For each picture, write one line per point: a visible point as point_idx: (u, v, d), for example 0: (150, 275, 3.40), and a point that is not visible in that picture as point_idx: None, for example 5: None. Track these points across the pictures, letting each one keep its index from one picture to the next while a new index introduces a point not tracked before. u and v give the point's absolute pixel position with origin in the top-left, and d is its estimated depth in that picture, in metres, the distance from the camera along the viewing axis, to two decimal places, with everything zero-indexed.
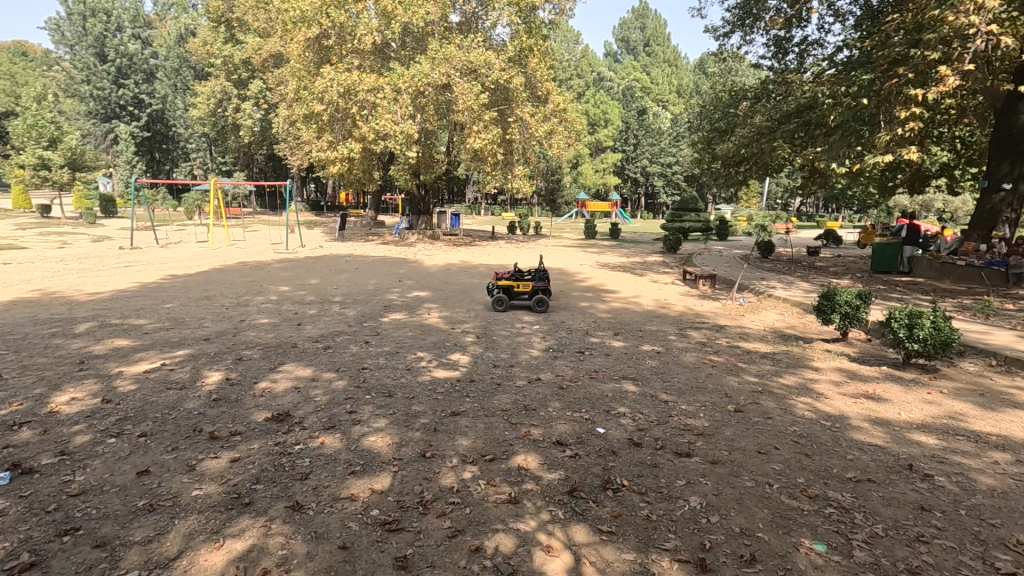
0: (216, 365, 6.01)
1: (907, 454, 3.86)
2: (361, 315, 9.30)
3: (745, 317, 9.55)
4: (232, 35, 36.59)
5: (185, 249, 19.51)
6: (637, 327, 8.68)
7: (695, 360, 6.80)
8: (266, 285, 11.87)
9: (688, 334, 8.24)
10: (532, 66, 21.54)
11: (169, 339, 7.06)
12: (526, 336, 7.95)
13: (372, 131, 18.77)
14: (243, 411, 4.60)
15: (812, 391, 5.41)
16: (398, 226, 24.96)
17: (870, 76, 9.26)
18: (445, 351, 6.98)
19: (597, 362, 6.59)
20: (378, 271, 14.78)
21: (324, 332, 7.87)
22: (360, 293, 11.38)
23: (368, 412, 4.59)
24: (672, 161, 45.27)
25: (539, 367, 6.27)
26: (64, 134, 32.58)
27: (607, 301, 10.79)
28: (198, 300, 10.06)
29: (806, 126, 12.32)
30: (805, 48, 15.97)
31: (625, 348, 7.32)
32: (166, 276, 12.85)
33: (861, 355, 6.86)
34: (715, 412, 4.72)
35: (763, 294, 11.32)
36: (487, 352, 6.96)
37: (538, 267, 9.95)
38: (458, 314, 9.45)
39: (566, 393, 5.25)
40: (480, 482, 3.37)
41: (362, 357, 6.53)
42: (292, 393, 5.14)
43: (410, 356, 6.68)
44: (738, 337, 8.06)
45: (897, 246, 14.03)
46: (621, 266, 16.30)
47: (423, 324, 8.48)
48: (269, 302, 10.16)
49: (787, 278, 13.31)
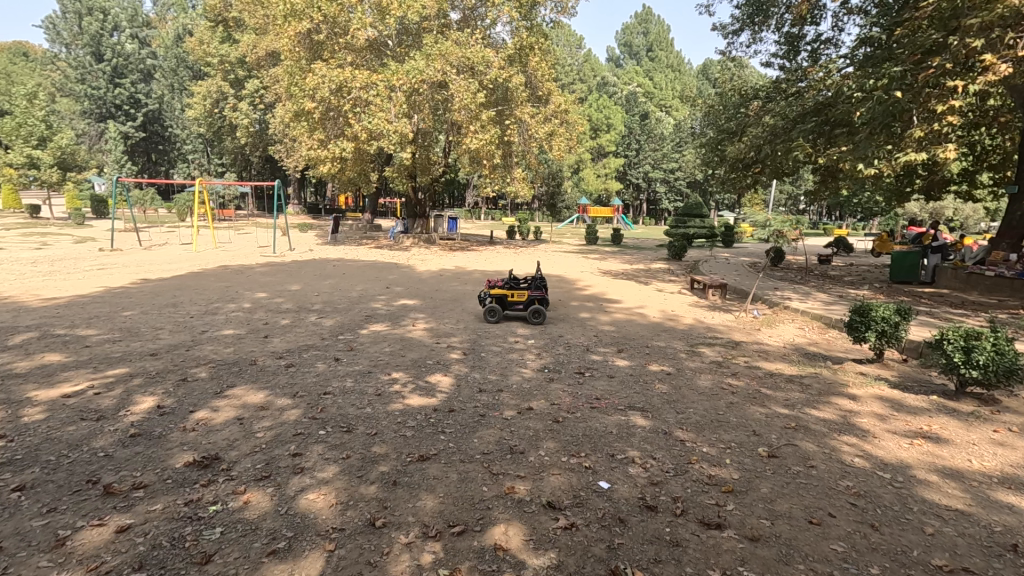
0: (153, 387, 5.13)
1: (1001, 525, 2.99)
2: (339, 326, 8.42)
3: (761, 332, 8.66)
4: (229, 36, 36.05)
5: (168, 251, 18.69)
6: (643, 342, 7.79)
7: (710, 384, 5.92)
8: (241, 291, 11.02)
9: (701, 352, 7.35)
10: (532, 65, 20.90)
11: (110, 354, 6.18)
12: (519, 352, 7.07)
13: (364, 129, 17.93)
14: (164, 452, 3.73)
15: (856, 429, 4.53)
16: (393, 229, 24.07)
17: (902, 67, 8.32)
18: (425, 371, 6.09)
19: (599, 386, 5.69)
20: (367, 276, 13.93)
21: (292, 347, 7.00)
22: (342, 301, 10.50)
23: (315, 456, 3.72)
24: (675, 167, 44.53)
25: (531, 393, 5.39)
26: (55, 134, 31.82)
27: (609, 312, 9.91)
28: (163, 307, 9.21)
29: (827, 126, 11.43)
30: (818, 47, 15.20)
31: (631, 369, 6.44)
32: (139, 280, 12.05)
33: (902, 380, 5.98)
34: (743, 457, 3.87)
35: (779, 306, 10.42)
36: (473, 373, 6.10)
37: (534, 275, 9.11)
38: (445, 325, 8.57)
39: (562, 429, 4.37)
40: (442, 572, 2.51)
41: (327, 379, 5.64)
42: (233, 426, 4.27)
43: (382, 377, 5.79)
44: (757, 356, 7.17)
45: (919, 255, 13.17)
46: (624, 273, 15.46)
47: (405, 338, 7.61)
48: (239, 310, 9.28)
49: (802, 288, 12.43)
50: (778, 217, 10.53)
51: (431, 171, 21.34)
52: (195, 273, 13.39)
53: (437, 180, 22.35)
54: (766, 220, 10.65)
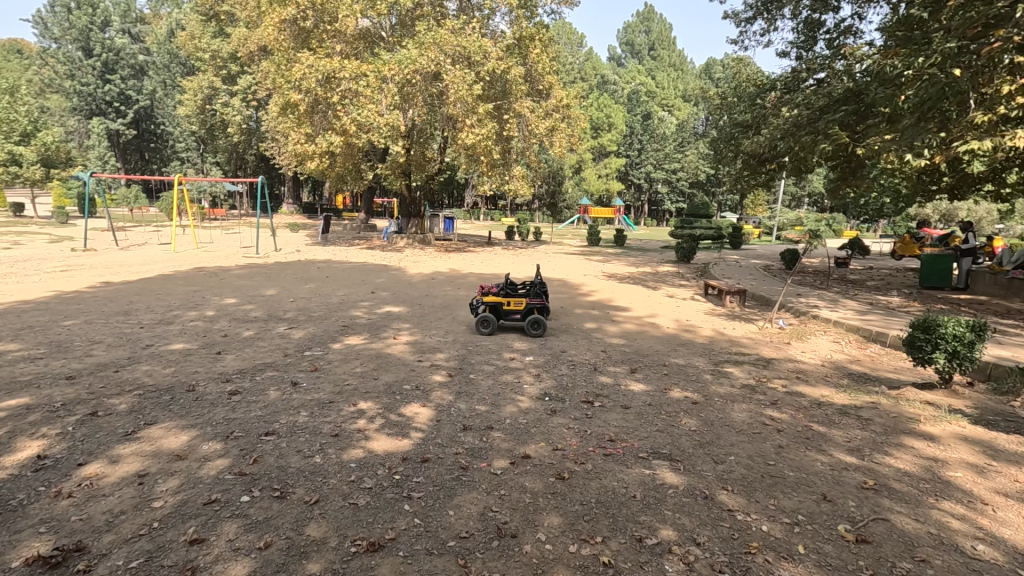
0: (47, 425, 4.04)
1: None
2: (309, 338, 7.35)
3: (792, 347, 7.60)
4: (221, 30, 34.96)
5: (145, 251, 17.58)
6: (658, 361, 6.71)
7: (748, 419, 4.82)
8: (208, 297, 9.93)
9: (728, 373, 6.25)
10: (532, 57, 19.90)
11: (17, 377, 5.10)
12: (516, 373, 6.00)
13: (353, 122, 16.86)
14: (6, 539, 2.65)
15: (956, 488, 3.47)
16: (386, 228, 22.91)
17: (959, 41, 7.16)
18: (399, 400, 4.99)
19: (612, 422, 4.60)
20: (352, 280, 12.87)
21: (247, 365, 5.92)
22: (318, 308, 9.42)
23: (221, 545, 2.64)
24: (677, 167, 43.68)
25: (528, 433, 4.29)
26: (39, 129, 30.64)
27: (617, 322, 8.83)
28: (113, 315, 8.10)
29: (857, 116, 10.32)
30: (840, 36, 14.13)
31: (649, 396, 5.34)
32: (98, 283, 10.94)
33: (982, 413, 4.89)
34: (819, 541, 2.81)
35: (806, 315, 9.36)
36: (458, 401, 5.01)
37: (533, 281, 8.08)
38: (431, 338, 7.49)
39: (567, 492, 3.30)
40: None
41: (274, 413, 4.54)
42: (129, 488, 3.18)
43: (346, 410, 4.70)
44: (794, 379, 6.08)
45: (951, 258, 12.14)
46: (630, 276, 14.36)
47: (382, 355, 6.52)
48: (199, 319, 8.19)
49: (829, 295, 11.34)
50: (813, 215, 9.23)
51: (426, 169, 20.32)
52: (165, 276, 12.29)
53: (433, 178, 21.28)
54: (798, 218, 9.39)
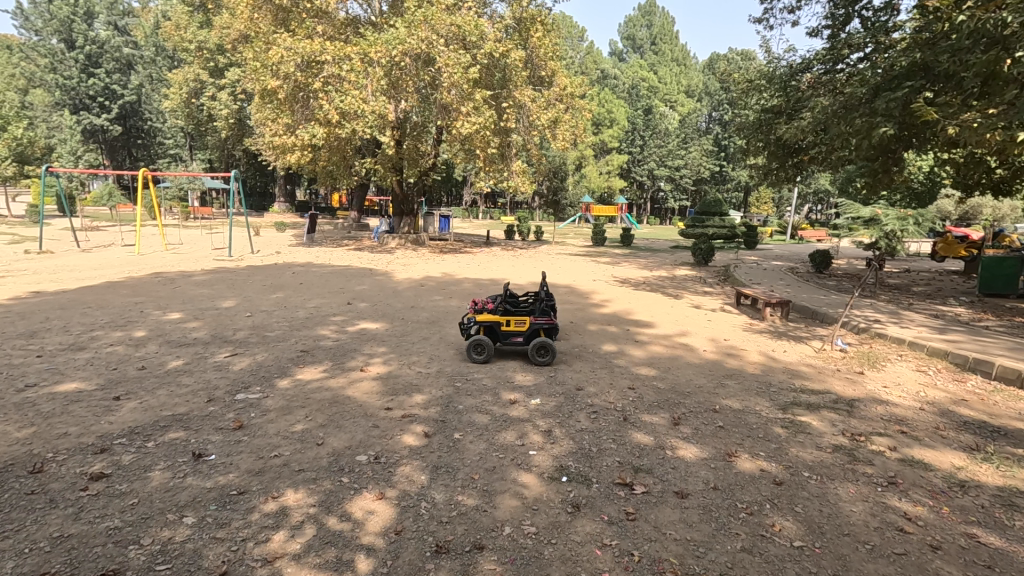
0: None
1: None
2: (252, 370, 5.72)
3: (869, 379, 5.98)
4: (208, 19, 33.15)
5: (109, 254, 15.88)
6: (705, 404, 5.05)
7: (870, 518, 3.16)
8: (149, 311, 8.28)
9: (805, 425, 4.61)
10: (533, 41, 18.41)
11: None
12: (519, 429, 4.34)
13: (336, 110, 15.15)
14: None
15: None
16: (376, 228, 21.29)
17: None
18: (347, 485, 3.35)
19: (673, 531, 2.98)
20: (329, 287, 11.22)
21: (145, 419, 4.26)
22: (278, 325, 7.78)
23: None
24: (681, 163, 42.02)
25: (541, 562, 2.68)
26: (12, 123, 28.53)
27: (642, 343, 7.19)
28: (12, 339, 6.45)
29: (924, 93, 8.58)
30: (880, 11, 12.43)
31: (712, 471, 3.71)
32: (25, 294, 9.24)
33: None
34: None
35: (869, 334, 7.71)
36: (434, 488, 3.35)
37: (539, 294, 6.42)
38: (409, 369, 5.87)
39: None
40: None
41: (142, 521, 2.89)
42: None
43: (261, 508, 3.06)
44: (898, 434, 4.45)
45: (1017, 260, 10.59)
46: (645, 281, 12.73)
47: (338, 399, 4.87)
48: (121, 344, 6.54)
49: (883, 306, 9.67)
50: (894, 212, 7.45)
51: (420, 163, 18.62)
52: (112, 283, 10.62)
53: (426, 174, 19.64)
54: (875, 215, 7.57)
